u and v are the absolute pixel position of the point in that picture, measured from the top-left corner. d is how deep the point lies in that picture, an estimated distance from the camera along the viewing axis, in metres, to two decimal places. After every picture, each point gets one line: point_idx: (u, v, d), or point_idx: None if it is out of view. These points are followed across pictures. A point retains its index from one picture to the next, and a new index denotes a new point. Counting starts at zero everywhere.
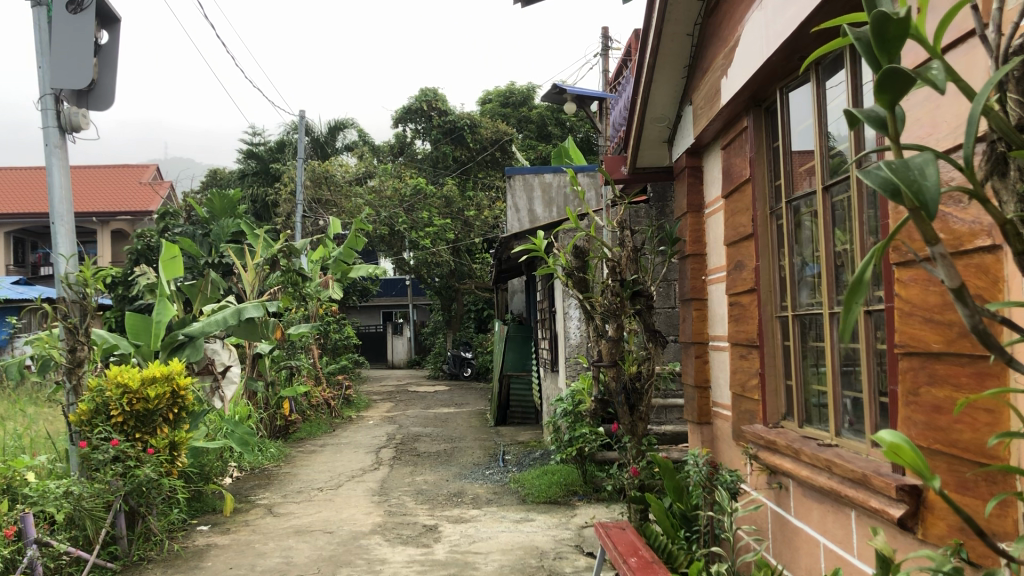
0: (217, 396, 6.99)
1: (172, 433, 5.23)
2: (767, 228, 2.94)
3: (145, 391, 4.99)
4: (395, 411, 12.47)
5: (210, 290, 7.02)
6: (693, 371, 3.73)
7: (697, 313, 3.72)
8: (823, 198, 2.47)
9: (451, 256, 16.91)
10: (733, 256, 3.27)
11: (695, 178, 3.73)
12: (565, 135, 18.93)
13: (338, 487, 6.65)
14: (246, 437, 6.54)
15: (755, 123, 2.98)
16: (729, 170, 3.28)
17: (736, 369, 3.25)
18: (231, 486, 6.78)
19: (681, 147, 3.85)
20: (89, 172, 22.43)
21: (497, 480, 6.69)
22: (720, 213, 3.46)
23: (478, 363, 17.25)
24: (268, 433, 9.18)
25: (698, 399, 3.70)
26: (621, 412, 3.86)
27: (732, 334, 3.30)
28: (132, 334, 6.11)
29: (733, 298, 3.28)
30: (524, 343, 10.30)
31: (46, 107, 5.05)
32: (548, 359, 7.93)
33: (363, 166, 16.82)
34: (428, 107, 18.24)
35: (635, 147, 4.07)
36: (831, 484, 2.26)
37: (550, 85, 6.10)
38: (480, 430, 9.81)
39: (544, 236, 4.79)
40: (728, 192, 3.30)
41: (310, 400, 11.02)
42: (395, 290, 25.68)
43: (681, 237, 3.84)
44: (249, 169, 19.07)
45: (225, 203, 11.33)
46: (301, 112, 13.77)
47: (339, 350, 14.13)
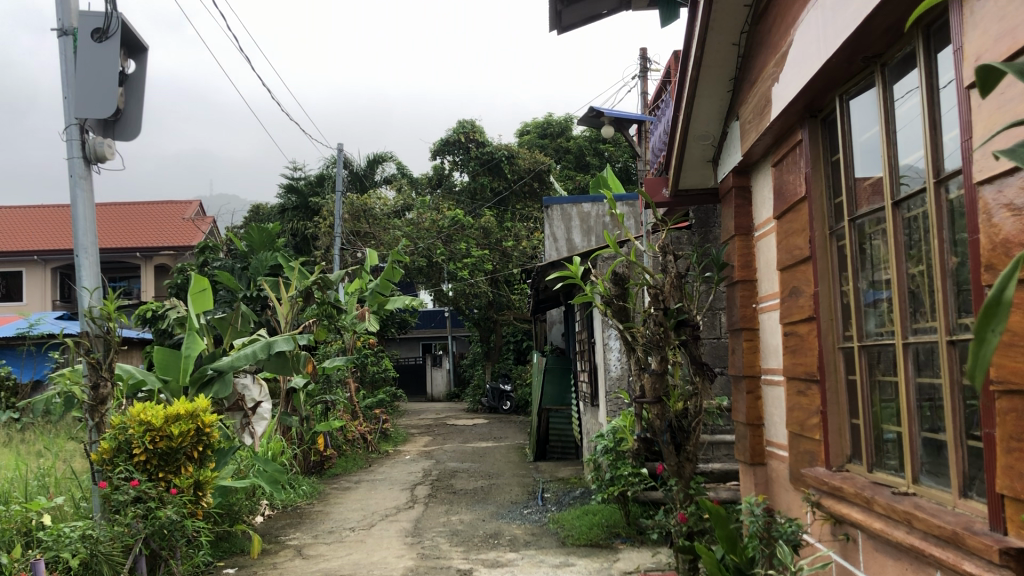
0: (247, 431, 6.76)
1: (196, 472, 5.06)
2: (826, 251, 2.68)
3: (169, 428, 4.84)
4: (432, 446, 12.23)
5: (241, 323, 6.86)
6: (745, 408, 3.45)
7: (748, 343, 3.44)
8: (894, 215, 2.21)
9: (489, 287, 16.72)
10: (788, 282, 3.00)
11: (743, 200, 3.49)
12: (603, 165, 18.76)
13: (370, 527, 6.40)
14: (276, 476, 6.34)
15: (810, 135, 2.73)
16: (781, 189, 3.03)
17: (793, 406, 2.97)
18: (262, 525, 6.57)
19: (727, 166, 3.60)
20: (134, 208, 22.73)
21: (536, 519, 6.40)
22: (772, 235, 3.20)
23: (517, 395, 16.97)
24: (303, 470, 8.99)
25: (750, 438, 3.42)
26: (666, 452, 3.58)
27: (788, 368, 3.02)
28: (159, 368, 5.97)
29: (789, 328, 3.01)
30: (564, 375, 10.01)
31: (71, 138, 4.98)
32: (588, 393, 7.63)
33: (401, 199, 16.75)
34: (466, 139, 18.19)
35: (677, 167, 3.82)
36: (912, 541, 1.97)
37: (588, 108, 5.86)
38: (518, 466, 9.53)
39: (580, 262, 4.53)
40: (781, 212, 3.05)
41: (347, 434, 10.83)
42: (434, 322, 25.56)
43: (728, 262, 3.58)
44: (289, 204, 19.12)
45: (264, 236, 11.27)
46: (339, 144, 13.74)
47: (378, 383, 13.97)
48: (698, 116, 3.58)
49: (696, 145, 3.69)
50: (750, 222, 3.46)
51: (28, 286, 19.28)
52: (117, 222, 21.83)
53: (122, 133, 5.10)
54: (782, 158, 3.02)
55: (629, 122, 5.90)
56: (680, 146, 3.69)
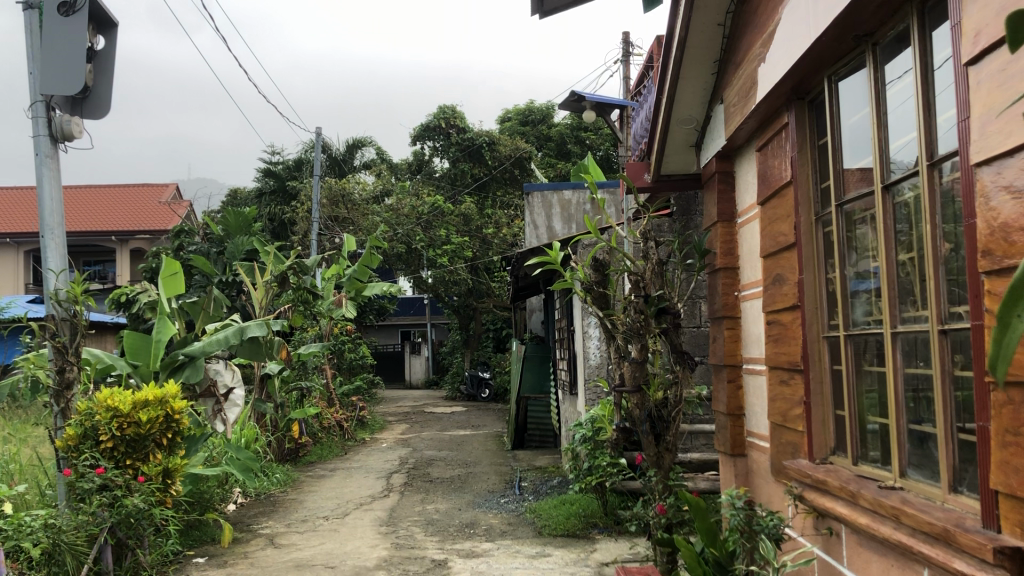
0: (219, 418, 6.54)
1: (165, 460, 4.94)
2: (812, 238, 2.61)
3: (136, 415, 4.71)
4: (409, 433, 12.12)
5: (213, 308, 6.71)
6: (725, 398, 3.38)
7: (729, 332, 3.37)
8: (884, 200, 2.13)
9: (469, 274, 16.58)
10: (771, 269, 2.93)
11: (727, 185, 3.40)
12: (585, 153, 18.67)
13: (344, 516, 6.30)
14: (249, 464, 6.24)
15: (797, 119, 2.64)
16: (766, 176, 2.95)
17: (775, 397, 2.91)
18: (234, 514, 6.46)
19: (710, 150, 3.51)
20: (109, 191, 22.40)
21: (512, 509, 6.33)
22: (755, 221, 3.13)
23: (495, 383, 16.89)
24: (277, 458, 8.85)
25: (730, 429, 3.36)
26: (645, 442, 3.51)
27: (771, 358, 2.95)
28: (129, 352, 5.88)
29: (772, 317, 2.94)
30: (543, 363, 9.88)
31: (37, 115, 4.86)
32: (567, 381, 7.55)
33: (381, 184, 16.60)
34: (446, 125, 18.01)
35: (659, 151, 3.73)
36: (898, 537, 1.90)
37: (569, 91, 5.74)
38: (496, 454, 9.45)
39: (559, 247, 4.44)
40: (766, 198, 2.97)
41: (323, 422, 10.72)
42: (413, 309, 25.43)
43: (711, 248, 3.50)
44: (267, 188, 18.88)
45: (241, 220, 11.09)
46: (317, 128, 13.56)
47: (355, 370, 13.85)
48: (682, 99, 3.49)
49: (679, 129, 3.60)
50: (733, 208, 3.39)
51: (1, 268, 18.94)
52: (92, 205, 21.50)
53: (89, 112, 4.92)
54: (767, 143, 2.94)
55: (611, 107, 5.80)
56: (663, 129, 3.60)
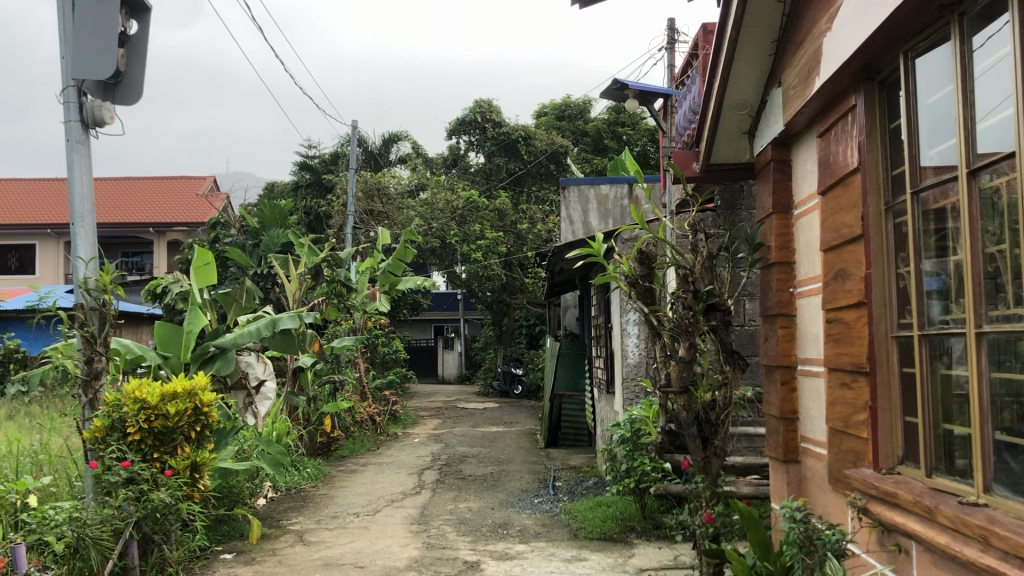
0: (250, 411, 6.46)
1: (193, 453, 4.84)
2: (881, 229, 2.41)
3: (165, 407, 4.61)
4: (441, 429, 12.00)
5: (246, 299, 6.59)
6: (778, 400, 3.19)
7: (783, 331, 3.18)
8: (970, 187, 1.93)
9: (503, 270, 16.38)
10: (832, 264, 2.73)
11: (783, 174, 3.21)
12: (621, 149, 18.39)
13: (375, 513, 6.18)
14: (279, 458, 6.13)
15: (866, 100, 2.44)
16: (829, 164, 2.75)
17: (835, 401, 2.72)
18: (263, 509, 6.37)
19: (765, 137, 3.32)
20: (148, 183, 22.58)
21: (547, 509, 6.15)
22: (815, 212, 2.93)
23: (529, 380, 16.71)
24: (308, 452, 8.77)
25: (783, 433, 3.17)
26: (692, 446, 3.33)
27: (830, 359, 2.76)
28: (159, 344, 5.76)
29: (832, 315, 2.74)
30: (578, 360, 9.73)
31: (69, 100, 4.73)
32: (603, 379, 7.36)
33: (415, 178, 16.58)
34: (482, 119, 17.84)
35: (710, 138, 3.55)
36: (986, 561, 1.70)
37: (611, 80, 5.54)
38: (529, 452, 9.28)
39: (602, 238, 4.27)
40: (827, 189, 2.78)
41: (355, 416, 10.63)
42: (446, 304, 25.37)
43: (764, 242, 3.30)
44: (302, 181, 18.86)
45: (277, 213, 11.04)
46: (353, 121, 13.47)
47: (388, 364, 13.77)
48: (735, 83, 3.31)
49: (731, 115, 3.42)
50: (789, 199, 3.19)
51: (42, 258, 19.18)
52: (131, 196, 21.69)
53: (122, 97, 4.87)
54: (831, 128, 2.74)
55: (654, 96, 5.59)
56: (714, 115, 3.41)
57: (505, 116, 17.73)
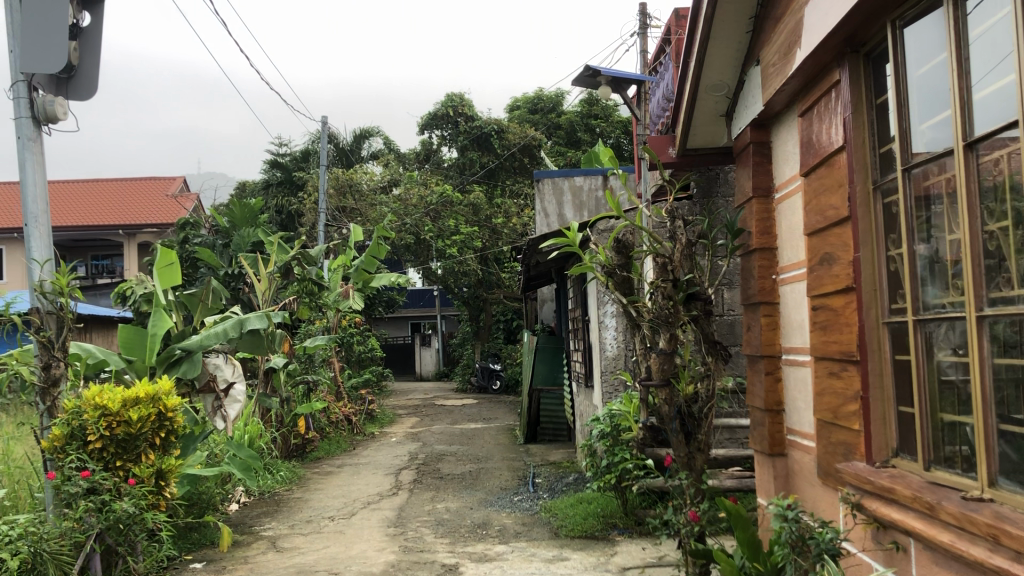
0: (219, 415, 6.28)
1: (158, 460, 4.65)
2: (869, 211, 2.29)
3: (126, 413, 4.43)
4: (419, 427, 11.85)
5: (212, 299, 6.40)
6: (763, 391, 3.07)
7: (767, 319, 3.06)
8: (966, 162, 1.81)
9: (479, 265, 16.21)
10: (817, 248, 2.62)
11: (762, 157, 3.09)
12: (595, 141, 18.27)
13: (351, 516, 6.02)
14: (250, 462, 5.96)
15: (851, 75, 2.32)
16: (812, 144, 2.63)
17: (823, 392, 2.61)
18: (235, 515, 6.19)
19: (744, 119, 3.19)
20: (117, 184, 22.19)
21: (527, 508, 6.03)
22: (797, 194, 2.81)
23: (507, 375, 16.57)
24: (283, 455, 8.58)
25: (768, 426, 3.05)
26: (675, 441, 3.21)
27: (818, 347, 2.64)
28: (124, 347, 5.49)
29: (818, 302, 2.63)
30: (556, 355, 9.61)
31: (18, 96, 4.44)
32: (582, 373, 7.24)
33: (388, 174, 16.39)
34: (455, 113, 17.66)
35: (686, 122, 3.41)
36: (996, 563, 1.59)
37: (583, 67, 5.40)
38: (508, 449, 9.15)
39: (576, 228, 4.14)
40: (812, 171, 2.66)
41: (331, 416, 10.45)
42: (423, 301, 25.19)
43: (744, 227, 3.18)
44: (274, 179, 18.59)
45: (247, 212, 10.82)
46: (323, 117, 13.26)
47: (364, 363, 13.59)
48: (712, 63, 3.17)
49: (708, 97, 3.29)
50: (769, 182, 3.07)
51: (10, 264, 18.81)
52: (99, 198, 21.32)
53: (77, 93, 4.69)
54: (813, 106, 2.62)
55: (627, 83, 5.47)
56: (690, 97, 3.28)
57: (478, 109, 17.56)
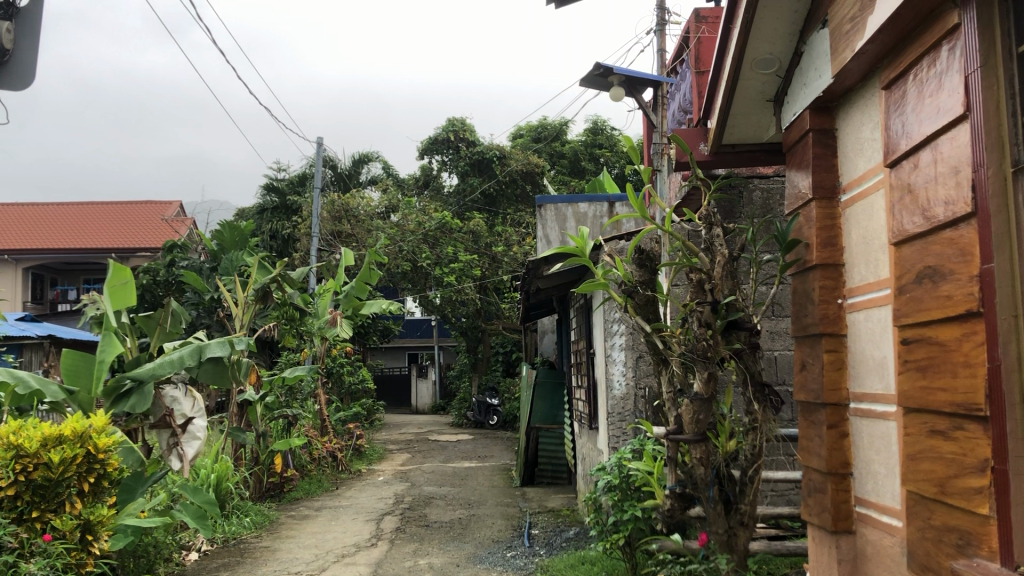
0: (174, 454, 5.46)
1: (87, 510, 3.91)
2: (1007, 202, 1.61)
3: (44, 455, 3.71)
4: (410, 465, 11.10)
5: (172, 323, 5.67)
6: (823, 450, 2.39)
7: (829, 356, 2.38)
8: None
9: (478, 294, 15.44)
10: (914, 262, 1.96)
11: (823, 147, 2.44)
12: (599, 171, 17.66)
13: (321, 572, 5.30)
14: (206, 508, 5.22)
15: (981, 13, 1.65)
16: (905, 125, 1.98)
17: (916, 456, 1.94)
18: (192, 567, 5.46)
19: (798, 101, 2.55)
20: (113, 207, 21.60)
21: (520, 567, 5.29)
22: (879, 194, 2.16)
23: (505, 410, 15.80)
24: (255, 496, 7.83)
25: (831, 495, 2.36)
26: (713, 515, 2.73)
27: (910, 397, 1.97)
28: (66, 377, 4.92)
29: (914, 336, 1.96)
30: (556, 391, 8.90)
31: None
32: (585, 413, 6.52)
33: (386, 200, 15.76)
34: (455, 138, 17.10)
35: (724, 110, 2.78)
36: None
37: (593, 65, 4.73)
38: (503, 492, 8.41)
39: (585, 231, 3.55)
40: (905, 161, 2.01)
41: (313, 452, 9.73)
42: (420, 331, 24.53)
43: (798, 239, 2.53)
44: (268, 204, 17.96)
45: (236, 235, 10.16)
46: (318, 139, 12.65)
47: (355, 395, 12.87)
48: (762, 32, 2.51)
49: (753, 74, 2.65)
50: (834, 180, 2.42)
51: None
52: (94, 220, 20.75)
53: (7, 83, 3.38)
54: (907, 73, 1.96)
55: (643, 84, 4.80)
56: (732, 74, 2.64)
57: (479, 135, 16.99)
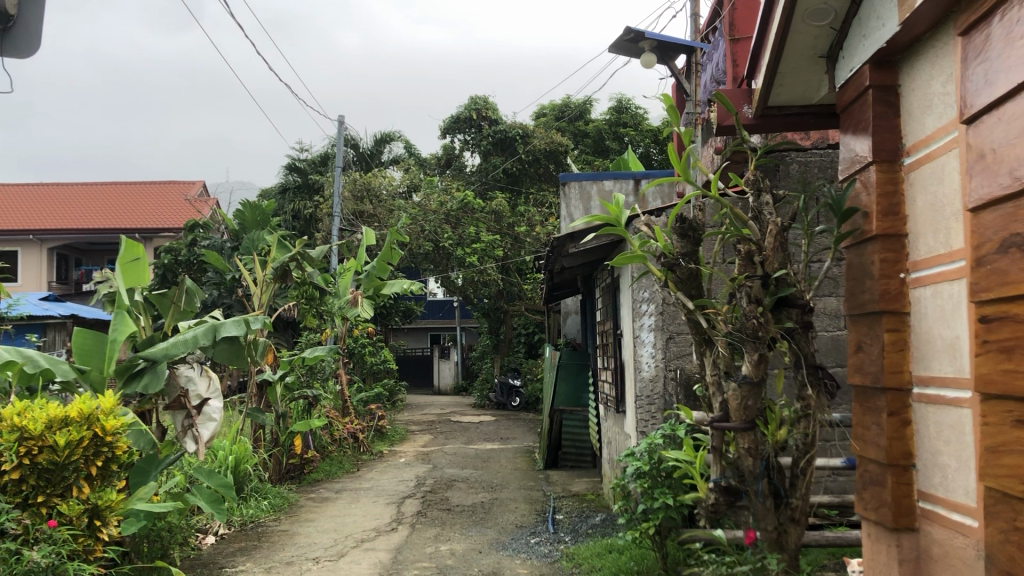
0: (191, 436, 5.26)
1: (96, 495, 3.77)
2: None
3: (49, 438, 3.56)
4: (432, 447, 10.96)
5: (186, 301, 5.51)
6: (883, 439, 2.16)
7: (890, 336, 2.15)
8: None
9: (500, 275, 15.26)
10: (1001, 229, 1.71)
11: (886, 104, 2.20)
12: (623, 151, 17.35)
13: (339, 558, 5.14)
14: (222, 492, 5.04)
15: None
16: (988, 74, 1.74)
17: (998, 449, 1.71)
18: (208, 552, 5.31)
19: (857, 54, 2.31)
20: (137, 188, 21.58)
21: (544, 554, 5.10)
22: (953, 155, 1.93)
23: (528, 392, 15.61)
24: (275, 478, 7.71)
25: (890, 489, 2.13)
26: (762, 510, 2.56)
27: (991, 382, 1.74)
28: (78, 355, 4.78)
29: (997, 313, 1.72)
30: (580, 373, 8.69)
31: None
32: (612, 395, 6.30)
33: (408, 179, 15.57)
34: (478, 116, 16.83)
35: (772, 68, 2.56)
36: None
37: (623, 30, 4.52)
38: (526, 476, 8.23)
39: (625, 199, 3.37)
40: (985, 116, 1.78)
41: (333, 434, 9.60)
42: (442, 312, 24.39)
43: (856, 207, 2.30)
44: (290, 183, 17.82)
45: (257, 214, 10.00)
46: (339, 118, 12.46)
47: (376, 375, 12.73)
48: None
49: (804, 27, 2.42)
50: (897, 141, 2.18)
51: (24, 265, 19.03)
52: (117, 200, 20.70)
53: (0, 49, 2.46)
54: (993, 12, 1.72)
55: (677, 51, 4.56)
56: (781, 27, 2.41)
57: (502, 113, 16.72)
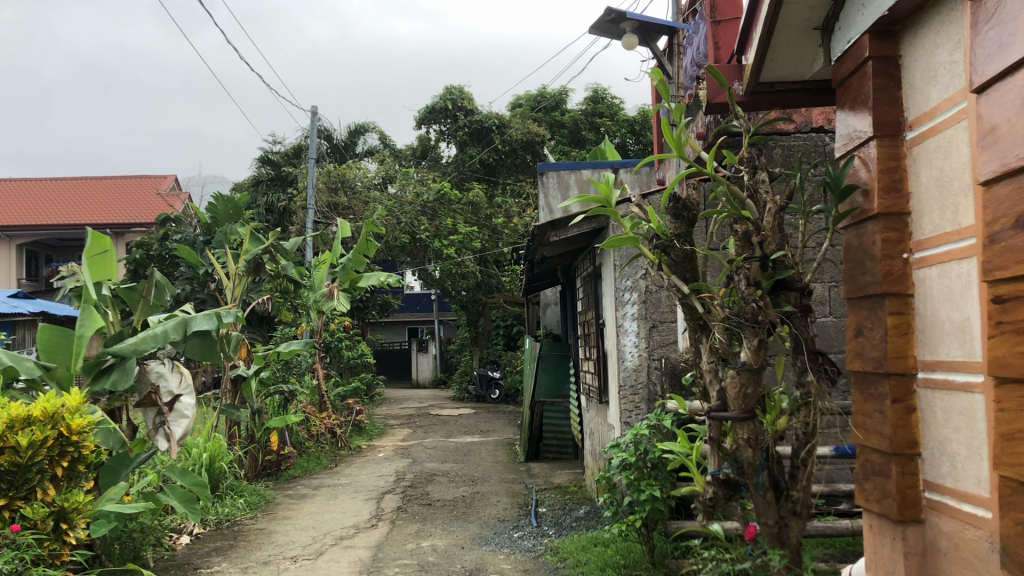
0: (162, 434, 5.09)
1: (60, 498, 3.62)
2: None
3: (12, 439, 3.39)
4: (411, 440, 10.82)
5: (155, 295, 5.33)
6: (887, 427, 2.07)
7: (894, 319, 2.05)
8: None
9: (478, 266, 15.14)
10: (1016, 203, 1.61)
11: (887, 76, 2.10)
12: (600, 140, 17.22)
13: (318, 556, 5.01)
14: (195, 490, 4.88)
15: None
16: (1002, 38, 1.64)
17: (1014, 437, 1.61)
18: (182, 552, 5.15)
19: (854, 24, 2.20)
20: (108, 182, 21.22)
21: (529, 548, 4.99)
22: (961, 127, 1.83)
23: (507, 383, 15.51)
24: (251, 475, 7.55)
25: (895, 480, 2.04)
26: (762, 503, 2.50)
27: (1006, 365, 1.64)
28: (43, 353, 4.59)
29: (1014, 292, 1.62)
30: (561, 364, 8.59)
31: None
32: (594, 385, 6.20)
33: (383, 170, 15.38)
34: (453, 106, 16.59)
35: (764, 42, 2.46)
36: None
37: (604, 10, 4.40)
38: (508, 468, 8.12)
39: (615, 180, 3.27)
40: (998, 84, 1.67)
41: (311, 429, 9.44)
42: (419, 305, 24.23)
43: (855, 185, 2.20)
44: (264, 176, 17.57)
45: (229, 207, 9.79)
46: (312, 109, 12.25)
47: (354, 369, 12.57)
48: None
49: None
50: (898, 115, 2.08)
51: None
52: (88, 194, 20.36)
53: None
54: None
55: (659, 32, 4.44)
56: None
57: (478, 103, 16.54)
